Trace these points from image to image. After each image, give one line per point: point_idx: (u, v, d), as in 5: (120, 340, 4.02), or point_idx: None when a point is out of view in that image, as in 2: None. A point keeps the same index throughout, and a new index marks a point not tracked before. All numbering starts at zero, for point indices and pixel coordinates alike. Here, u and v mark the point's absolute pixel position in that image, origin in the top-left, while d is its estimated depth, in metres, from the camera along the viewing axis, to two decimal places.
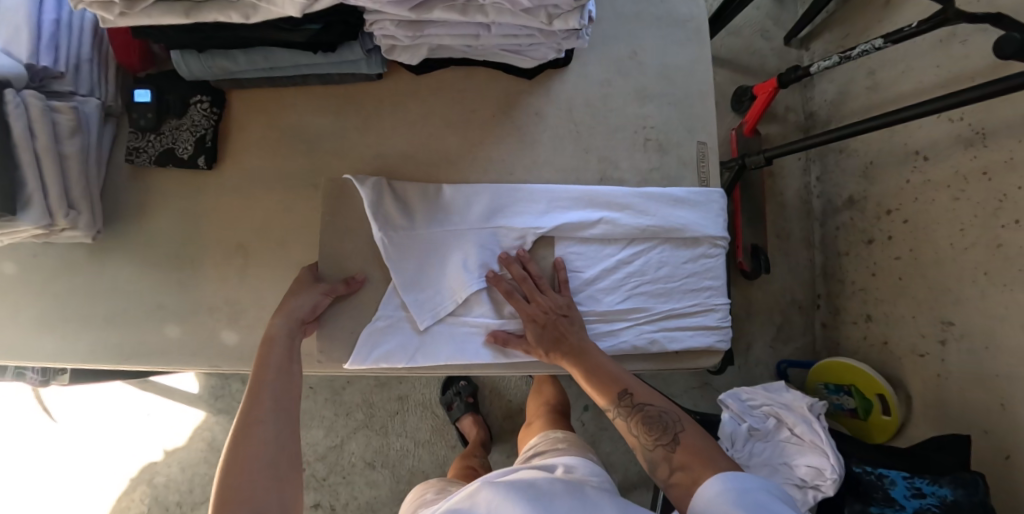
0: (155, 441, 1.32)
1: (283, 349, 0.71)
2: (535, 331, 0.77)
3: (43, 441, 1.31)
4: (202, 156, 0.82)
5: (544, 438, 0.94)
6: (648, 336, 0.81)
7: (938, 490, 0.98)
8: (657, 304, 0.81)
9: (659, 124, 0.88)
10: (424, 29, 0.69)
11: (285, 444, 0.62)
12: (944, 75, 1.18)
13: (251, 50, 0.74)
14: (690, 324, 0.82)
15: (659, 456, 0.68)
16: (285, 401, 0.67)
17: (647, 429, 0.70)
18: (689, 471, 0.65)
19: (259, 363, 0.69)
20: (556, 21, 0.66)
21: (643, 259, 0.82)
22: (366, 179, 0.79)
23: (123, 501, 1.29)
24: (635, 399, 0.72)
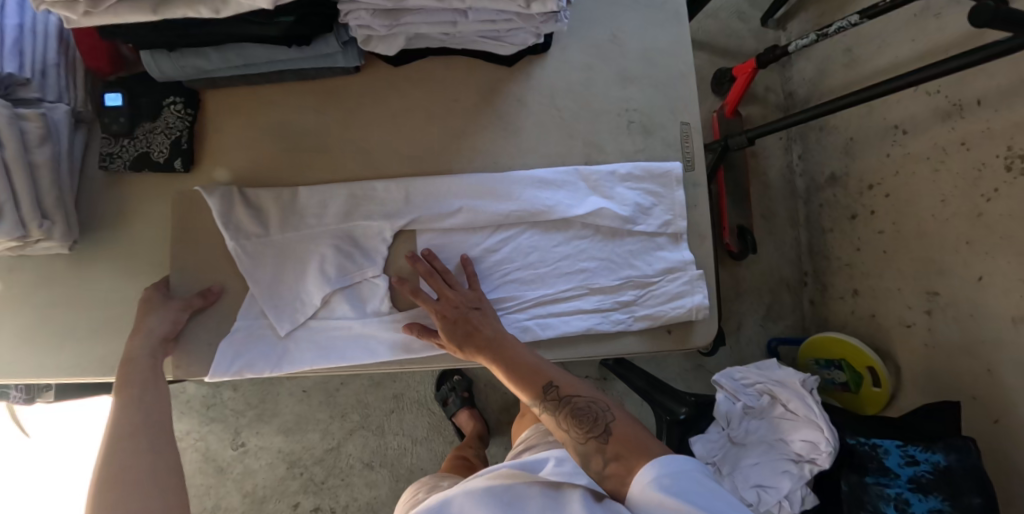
0: None
1: (146, 366, 0.71)
2: (449, 328, 0.74)
3: (22, 461, 1.27)
4: (178, 158, 0.80)
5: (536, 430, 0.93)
6: (521, 325, 0.78)
7: (931, 456, 0.99)
8: (527, 292, 0.79)
9: (641, 106, 0.87)
10: (401, 18, 0.67)
11: (160, 451, 0.64)
12: (920, 49, 1.20)
13: (223, 47, 0.72)
14: (563, 310, 0.79)
15: (592, 449, 0.65)
16: (156, 410, 0.68)
17: (577, 421, 0.67)
18: (624, 461, 0.63)
19: (118, 386, 0.69)
20: (534, 4, 0.65)
21: (507, 247, 0.80)
22: (215, 189, 0.77)
23: None
24: (560, 391, 0.70)
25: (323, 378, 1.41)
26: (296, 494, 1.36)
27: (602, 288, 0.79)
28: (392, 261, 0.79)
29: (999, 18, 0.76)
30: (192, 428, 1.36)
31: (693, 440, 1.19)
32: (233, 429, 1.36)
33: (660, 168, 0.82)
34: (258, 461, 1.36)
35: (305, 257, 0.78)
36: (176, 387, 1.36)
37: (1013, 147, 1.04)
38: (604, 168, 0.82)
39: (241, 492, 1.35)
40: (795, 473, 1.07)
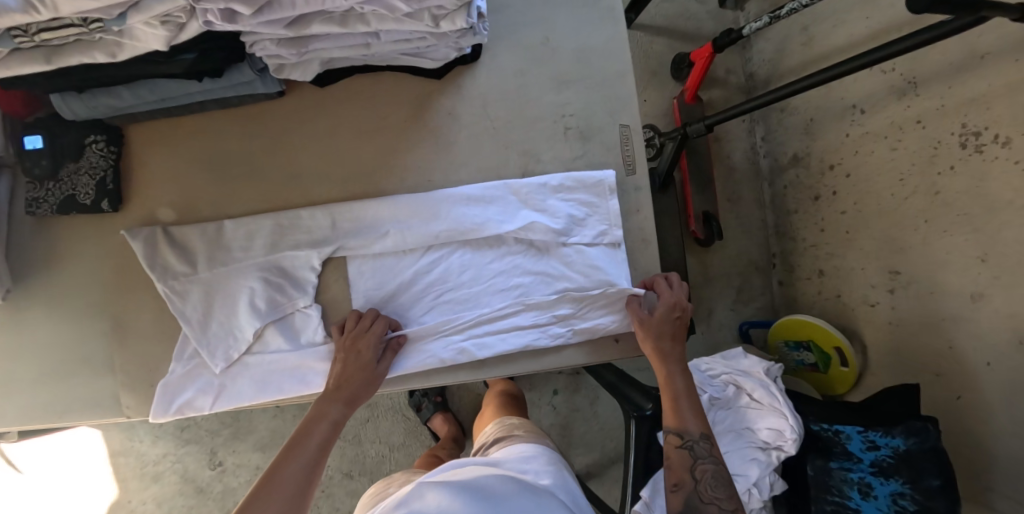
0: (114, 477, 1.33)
1: (325, 432, 0.71)
2: (666, 322, 0.78)
3: None
4: (106, 199, 0.79)
5: (498, 426, 1.07)
6: (455, 346, 0.78)
7: (891, 441, 1.00)
8: (459, 311, 0.78)
9: (578, 111, 0.85)
10: (308, 45, 0.65)
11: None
12: (874, 27, 1.18)
13: (136, 84, 0.71)
14: (497, 327, 0.78)
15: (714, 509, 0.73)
16: (305, 486, 0.67)
17: (713, 482, 0.74)
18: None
19: (301, 431, 0.71)
20: (442, 22, 0.62)
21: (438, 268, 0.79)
22: (139, 232, 0.77)
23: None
24: (703, 445, 0.78)
25: None
26: None
27: (537, 303, 0.79)
28: (330, 289, 0.79)
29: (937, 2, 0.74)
30: (168, 451, 1.34)
31: None
32: (209, 449, 1.35)
33: (596, 178, 0.81)
34: (237, 479, 1.35)
35: (234, 293, 0.77)
36: None
37: (966, 124, 1.05)
38: (534, 180, 0.80)
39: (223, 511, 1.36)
40: (762, 460, 1.08)
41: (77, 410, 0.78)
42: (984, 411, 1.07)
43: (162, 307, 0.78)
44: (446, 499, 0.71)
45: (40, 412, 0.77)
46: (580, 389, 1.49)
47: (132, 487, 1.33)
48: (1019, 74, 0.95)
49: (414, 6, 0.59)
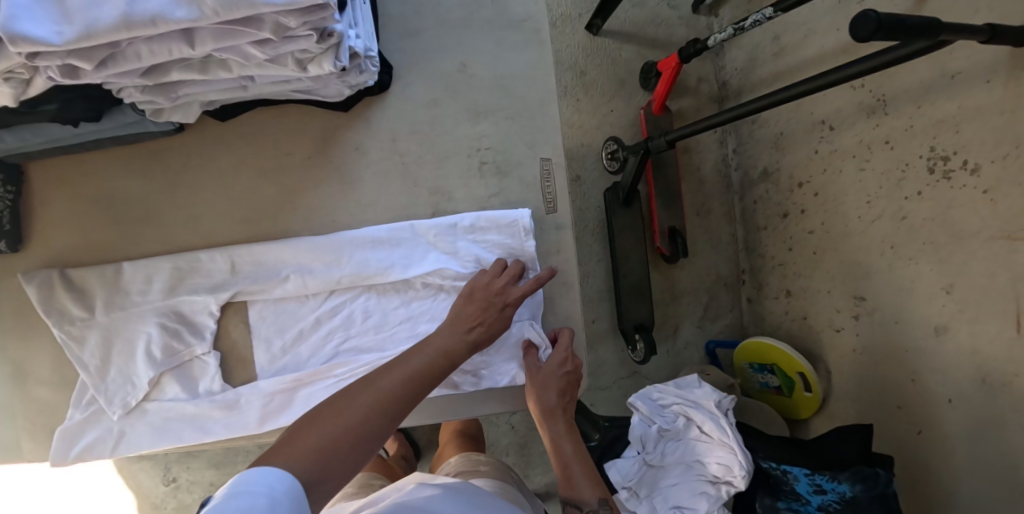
0: None
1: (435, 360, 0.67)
2: (557, 377, 0.77)
3: None
4: (2, 240, 0.76)
5: (467, 460, 1.05)
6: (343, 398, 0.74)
7: (838, 487, 0.95)
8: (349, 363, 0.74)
9: (494, 144, 0.81)
10: (178, 90, 0.62)
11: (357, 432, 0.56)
12: (843, 39, 1.11)
13: (17, 127, 0.68)
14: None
15: None
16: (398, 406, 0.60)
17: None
18: None
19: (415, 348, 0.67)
20: (310, 66, 0.58)
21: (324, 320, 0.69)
22: (34, 275, 0.74)
23: None
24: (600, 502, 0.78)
25: None
26: None
27: None
28: (231, 333, 0.77)
29: (881, 30, 0.65)
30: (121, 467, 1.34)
31: (609, 465, 1.17)
32: (162, 465, 1.34)
33: (512, 218, 0.75)
34: (191, 496, 1.35)
35: (132, 337, 0.75)
36: None
37: (935, 147, 0.97)
38: (443, 221, 0.76)
39: None
40: (712, 495, 1.04)
41: None
42: (943, 448, 1.02)
43: (63, 352, 0.76)
44: (442, 496, 0.73)
45: None
46: None
47: None
48: (988, 97, 0.87)
49: (272, 53, 0.55)
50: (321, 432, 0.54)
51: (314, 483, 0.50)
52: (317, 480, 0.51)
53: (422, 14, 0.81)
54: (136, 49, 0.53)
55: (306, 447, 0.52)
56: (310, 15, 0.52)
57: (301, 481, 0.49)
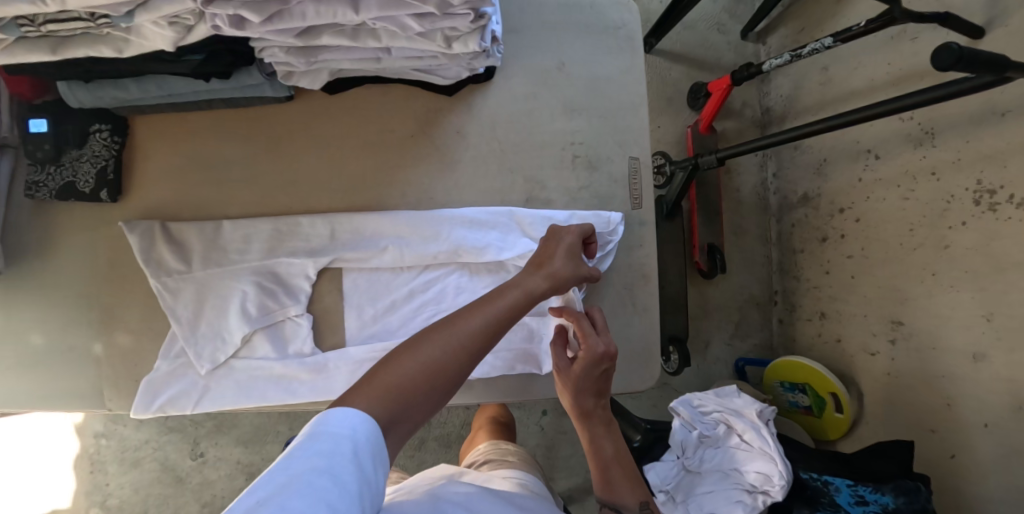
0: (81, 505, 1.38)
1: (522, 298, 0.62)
2: (584, 377, 0.74)
3: None
4: (104, 189, 0.78)
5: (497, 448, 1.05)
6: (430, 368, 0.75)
7: (881, 498, 0.96)
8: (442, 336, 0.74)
9: (587, 140, 0.85)
10: (317, 55, 0.64)
11: (436, 372, 0.54)
12: (894, 73, 1.16)
13: (144, 77, 0.70)
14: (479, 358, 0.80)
15: None
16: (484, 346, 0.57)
17: None
18: None
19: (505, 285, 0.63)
20: (455, 44, 0.62)
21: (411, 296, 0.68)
22: (136, 225, 0.76)
23: (100, 494, 1.39)
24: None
25: None
26: None
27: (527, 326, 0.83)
28: (324, 299, 0.78)
29: (960, 61, 0.70)
30: (151, 437, 1.40)
31: (647, 467, 1.18)
32: (192, 439, 1.39)
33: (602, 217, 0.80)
34: (216, 471, 1.38)
35: (224, 294, 0.76)
36: None
37: (982, 181, 1.00)
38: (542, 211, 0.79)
39: (200, 501, 1.38)
40: (748, 503, 1.06)
41: (60, 397, 0.79)
42: (977, 475, 1.03)
43: (154, 301, 0.78)
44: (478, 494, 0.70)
45: (21, 396, 0.79)
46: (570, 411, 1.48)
47: (112, 471, 1.39)
48: None
49: (427, 26, 0.59)
50: (404, 372, 0.53)
51: (390, 428, 0.51)
52: (393, 422, 0.51)
53: (524, 11, 0.86)
54: (303, 9, 0.56)
55: (388, 390, 0.52)
56: None
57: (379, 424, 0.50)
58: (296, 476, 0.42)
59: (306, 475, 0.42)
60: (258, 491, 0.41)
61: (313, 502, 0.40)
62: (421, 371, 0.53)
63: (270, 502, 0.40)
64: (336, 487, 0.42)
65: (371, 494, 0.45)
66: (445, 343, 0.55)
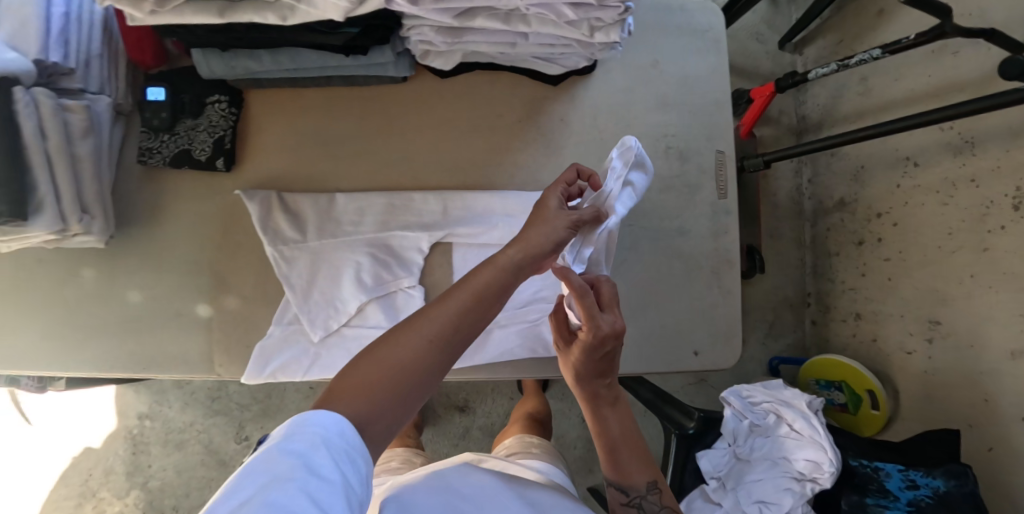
0: (126, 484, 1.40)
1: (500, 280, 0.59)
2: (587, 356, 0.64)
3: (19, 439, 1.40)
4: (220, 158, 0.80)
5: (520, 441, 1.06)
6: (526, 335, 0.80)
7: (932, 482, 1.01)
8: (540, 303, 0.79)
9: (679, 132, 0.91)
10: (462, 36, 0.68)
11: (412, 367, 0.53)
12: (935, 85, 1.20)
13: (279, 50, 0.72)
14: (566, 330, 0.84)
15: None
16: (456, 336, 0.55)
17: None
18: None
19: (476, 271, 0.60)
20: (597, 33, 0.68)
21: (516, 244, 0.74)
22: (255, 194, 0.78)
23: (141, 476, 1.41)
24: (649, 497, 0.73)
25: None
26: None
27: None
28: (434, 272, 0.81)
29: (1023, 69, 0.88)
30: (195, 421, 1.42)
31: (699, 455, 1.23)
32: (237, 423, 1.42)
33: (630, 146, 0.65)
34: None
35: (339, 264, 0.78)
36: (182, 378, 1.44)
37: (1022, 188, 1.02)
38: None
39: None
40: (796, 491, 1.10)
41: (165, 362, 0.80)
42: (1013, 467, 1.06)
43: (266, 270, 0.80)
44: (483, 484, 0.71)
45: (124, 361, 0.81)
46: None
47: (155, 452, 1.41)
48: None
49: (581, 14, 0.65)
50: (376, 372, 0.52)
51: (365, 427, 0.50)
52: (370, 418, 0.51)
53: None
54: None
55: (361, 388, 0.51)
56: None
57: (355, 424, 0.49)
58: (280, 471, 0.42)
59: (289, 472, 0.42)
60: (240, 492, 0.41)
61: (297, 495, 0.41)
62: (393, 370, 0.52)
63: (254, 500, 0.40)
64: (317, 479, 0.43)
65: (353, 490, 0.45)
66: (416, 339, 0.54)
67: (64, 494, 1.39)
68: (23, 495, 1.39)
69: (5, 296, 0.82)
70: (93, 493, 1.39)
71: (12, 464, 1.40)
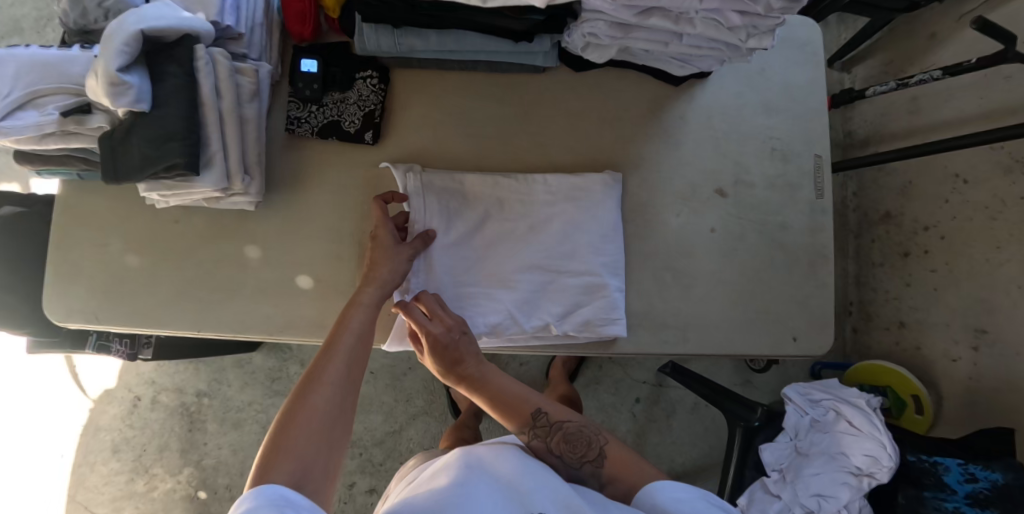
0: (183, 460, 1.42)
1: (365, 316, 0.73)
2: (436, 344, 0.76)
3: (75, 404, 1.43)
4: (369, 131, 0.85)
5: None
6: (508, 314, 0.84)
7: (990, 474, 1.08)
8: (527, 280, 0.85)
9: (782, 135, 0.96)
10: (629, 33, 0.75)
11: (333, 415, 0.60)
12: (986, 107, 1.27)
13: (446, 32, 0.77)
14: (577, 301, 0.86)
15: (588, 471, 0.71)
16: (353, 376, 0.65)
17: (573, 447, 0.71)
18: (620, 483, 0.69)
19: (341, 324, 0.71)
20: (751, 39, 0.74)
21: (485, 226, 0.86)
22: (401, 165, 0.84)
23: (197, 454, 1.43)
24: (544, 420, 0.73)
25: (392, 362, 1.50)
26: (352, 474, 1.46)
27: (612, 306, 0.86)
28: (565, 250, 0.86)
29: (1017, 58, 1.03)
30: (254, 400, 1.44)
31: (761, 448, 1.26)
32: None
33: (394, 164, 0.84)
34: None
35: (468, 232, 0.85)
36: (242, 358, 1.45)
37: None
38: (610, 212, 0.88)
39: None
40: (854, 486, 1.14)
41: (302, 324, 0.85)
42: None
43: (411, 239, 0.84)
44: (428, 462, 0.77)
45: (259, 321, 0.85)
46: (660, 402, 1.55)
47: (212, 431, 1.43)
48: None
49: (745, 21, 0.71)
50: (298, 427, 0.57)
51: (306, 478, 0.54)
52: (307, 471, 0.54)
53: None
54: None
55: (290, 451, 0.55)
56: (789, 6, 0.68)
57: (293, 481, 0.52)
58: None
59: None
60: None
61: None
62: (317, 419, 0.58)
63: None
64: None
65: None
66: (323, 385, 0.62)
67: (117, 468, 1.43)
68: (82, 466, 1.42)
69: (141, 255, 0.86)
70: (146, 469, 1.42)
71: (72, 435, 1.43)
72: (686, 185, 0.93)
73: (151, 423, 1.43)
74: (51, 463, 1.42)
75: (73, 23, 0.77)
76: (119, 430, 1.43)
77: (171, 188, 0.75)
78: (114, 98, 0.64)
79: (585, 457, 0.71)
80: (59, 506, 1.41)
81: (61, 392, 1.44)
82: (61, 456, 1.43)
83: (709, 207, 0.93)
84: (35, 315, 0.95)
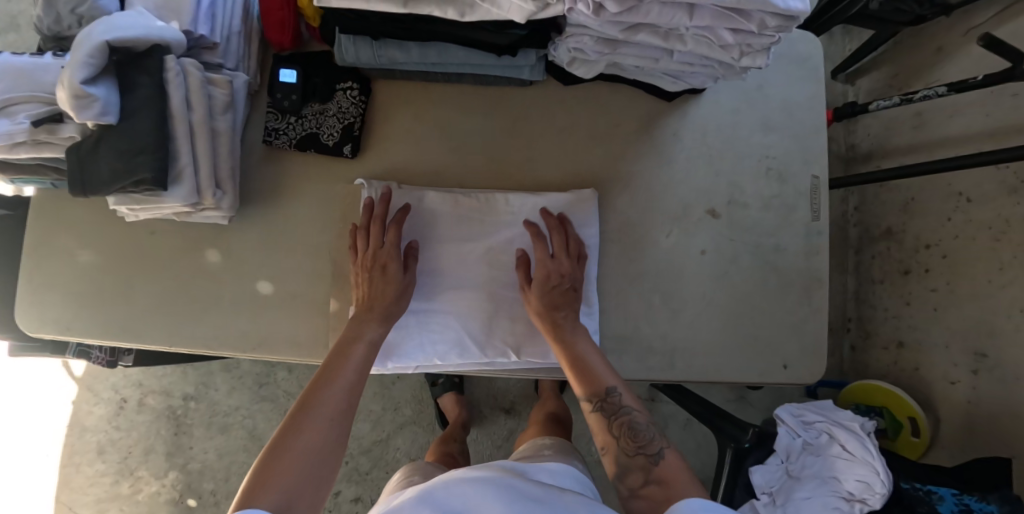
0: (168, 463, 1.41)
1: (365, 349, 0.74)
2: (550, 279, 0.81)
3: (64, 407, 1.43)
4: (348, 144, 0.82)
5: (532, 445, 0.89)
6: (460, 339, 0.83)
7: (986, 506, 1.04)
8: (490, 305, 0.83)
9: (779, 154, 0.93)
10: (617, 49, 0.72)
11: (321, 447, 0.62)
12: (991, 124, 1.23)
13: (428, 44, 0.74)
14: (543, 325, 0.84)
15: (642, 462, 0.70)
16: (349, 408, 0.67)
17: (635, 436, 0.72)
18: (665, 488, 0.67)
19: (342, 352, 0.73)
20: (744, 58, 0.71)
21: (446, 247, 0.83)
22: (375, 183, 0.82)
23: (182, 458, 1.41)
24: (621, 399, 0.75)
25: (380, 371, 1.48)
26: (338, 482, 1.45)
27: None
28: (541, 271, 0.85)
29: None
30: (242, 405, 1.42)
31: (751, 470, 1.23)
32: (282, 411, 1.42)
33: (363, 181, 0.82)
34: None
35: (432, 256, 0.83)
36: (230, 362, 1.43)
37: None
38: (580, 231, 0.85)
39: None
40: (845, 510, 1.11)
41: (275, 342, 0.83)
42: None
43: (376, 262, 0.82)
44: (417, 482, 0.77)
45: (232, 337, 0.83)
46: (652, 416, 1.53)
47: (197, 435, 1.42)
48: None
49: (737, 40, 0.68)
50: (287, 459, 0.60)
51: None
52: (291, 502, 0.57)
53: None
54: (649, 8, 0.63)
55: (277, 482, 0.57)
56: (782, 25, 0.65)
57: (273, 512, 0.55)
58: None
59: None
60: None
61: None
62: (307, 453, 0.61)
63: None
64: None
65: None
66: (318, 415, 0.64)
67: (102, 470, 1.42)
68: (68, 467, 1.42)
69: (115, 267, 0.84)
70: (131, 471, 1.41)
71: (59, 436, 1.42)
72: (677, 205, 0.90)
73: (137, 425, 1.42)
74: (38, 464, 1.42)
75: (46, 29, 0.75)
76: (104, 432, 1.42)
77: (139, 202, 0.73)
78: (78, 110, 0.62)
79: (645, 446, 0.71)
80: (44, 507, 1.41)
81: (51, 392, 1.43)
82: (49, 456, 1.42)
83: (701, 228, 0.90)
84: (13, 322, 0.94)
